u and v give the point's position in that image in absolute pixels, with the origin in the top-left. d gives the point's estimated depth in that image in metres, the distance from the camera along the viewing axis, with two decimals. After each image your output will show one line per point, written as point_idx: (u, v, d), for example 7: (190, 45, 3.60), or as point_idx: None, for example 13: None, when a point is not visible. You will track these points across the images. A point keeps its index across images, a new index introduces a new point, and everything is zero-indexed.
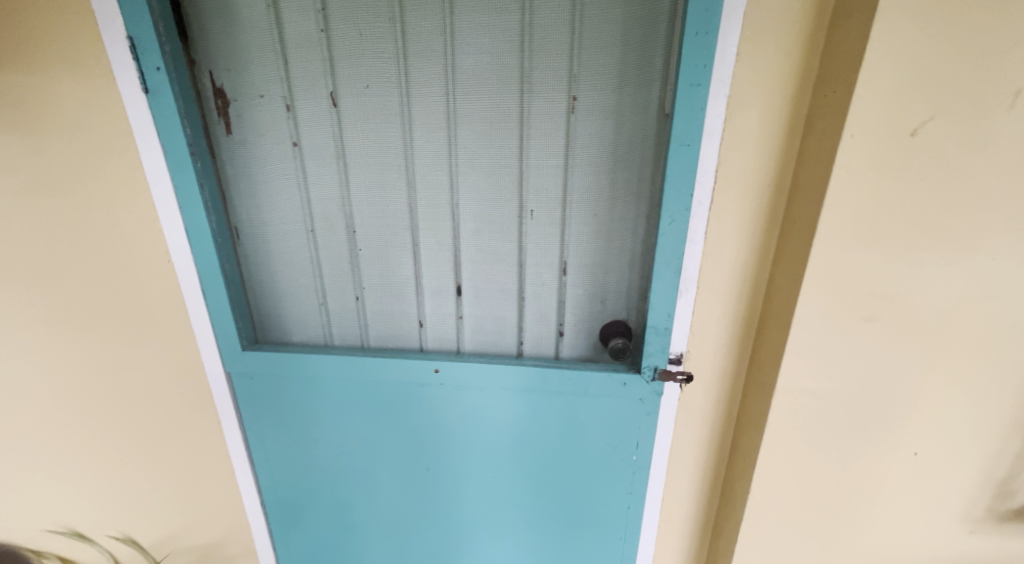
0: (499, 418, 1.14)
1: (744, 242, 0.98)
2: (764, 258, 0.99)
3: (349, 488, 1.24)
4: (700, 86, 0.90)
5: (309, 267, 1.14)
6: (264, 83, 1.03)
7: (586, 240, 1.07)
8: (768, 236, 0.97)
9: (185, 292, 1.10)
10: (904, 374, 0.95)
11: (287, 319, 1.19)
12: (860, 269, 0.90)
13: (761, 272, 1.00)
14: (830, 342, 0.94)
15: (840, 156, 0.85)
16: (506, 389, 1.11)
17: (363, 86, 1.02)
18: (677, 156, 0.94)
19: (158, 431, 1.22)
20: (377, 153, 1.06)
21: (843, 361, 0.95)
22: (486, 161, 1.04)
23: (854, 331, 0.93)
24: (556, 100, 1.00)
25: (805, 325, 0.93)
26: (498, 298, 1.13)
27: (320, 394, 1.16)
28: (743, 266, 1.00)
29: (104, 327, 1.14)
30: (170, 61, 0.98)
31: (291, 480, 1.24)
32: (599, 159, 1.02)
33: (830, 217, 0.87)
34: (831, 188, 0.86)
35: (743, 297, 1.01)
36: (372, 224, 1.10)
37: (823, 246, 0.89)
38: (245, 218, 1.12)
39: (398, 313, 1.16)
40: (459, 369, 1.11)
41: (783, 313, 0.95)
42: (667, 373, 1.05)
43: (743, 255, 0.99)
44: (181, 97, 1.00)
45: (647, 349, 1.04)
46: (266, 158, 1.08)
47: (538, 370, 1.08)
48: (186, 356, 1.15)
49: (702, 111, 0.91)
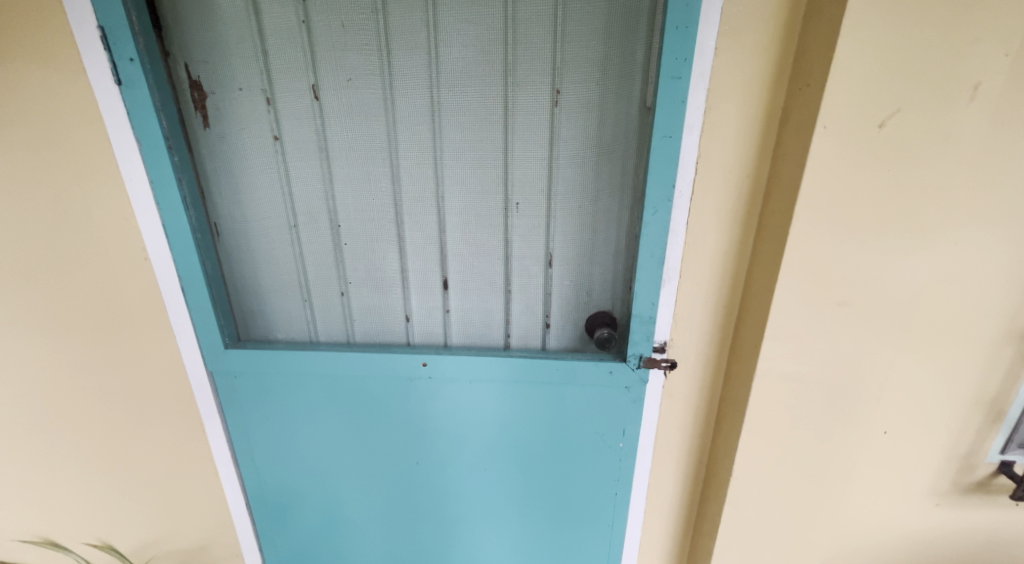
0: (487, 411, 1.15)
1: (724, 231, 1.01)
2: (742, 247, 1.02)
3: (336, 485, 1.23)
4: (681, 79, 0.92)
5: (293, 263, 1.13)
6: (243, 76, 1.02)
7: (572, 232, 1.09)
8: (747, 226, 1.01)
9: (164, 291, 1.07)
10: (876, 356, 1.00)
11: (270, 317, 1.17)
12: (835, 256, 0.93)
13: (741, 261, 1.03)
14: (808, 326, 0.98)
15: (815, 148, 0.88)
16: (494, 381, 1.12)
17: (346, 80, 1.01)
18: (660, 148, 0.96)
19: (137, 434, 1.19)
20: (361, 146, 1.05)
21: (821, 344, 0.99)
22: (471, 154, 1.05)
23: (830, 316, 0.97)
24: (540, 93, 1.01)
25: (783, 311, 0.97)
26: (485, 291, 1.13)
27: (307, 391, 1.14)
28: (723, 255, 1.03)
29: (78, 328, 1.10)
30: (145, 52, 0.95)
31: (278, 479, 1.22)
32: (583, 151, 1.04)
33: (807, 206, 0.91)
34: (807, 177, 0.89)
35: (723, 285, 1.04)
36: (357, 219, 1.10)
37: (800, 234, 0.92)
38: (225, 214, 1.10)
39: (383, 307, 1.16)
40: (447, 361, 1.11)
41: (761, 300, 0.99)
42: (651, 361, 1.08)
43: (723, 244, 1.02)
44: (156, 90, 0.97)
45: (632, 337, 1.06)
46: (246, 152, 1.06)
47: (526, 361, 1.09)
48: (165, 356, 1.12)
49: (683, 104, 0.94)
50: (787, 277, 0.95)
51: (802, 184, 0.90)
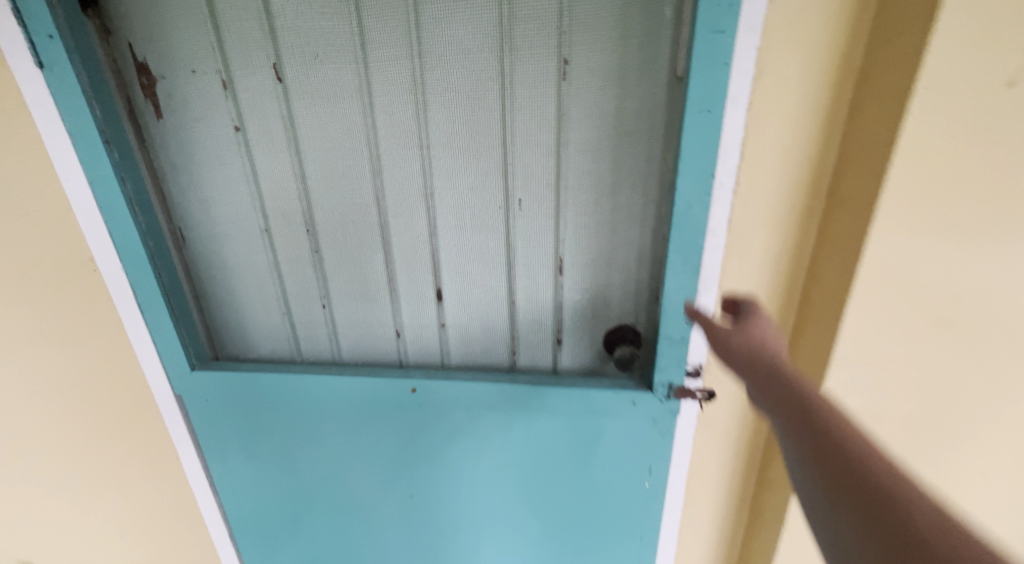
0: (487, 443, 0.98)
1: (779, 225, 0.83)
2: (801, 245, 0.84)
3: (324, 518, 1.09)
4: (723, 35, 0.71)
5: (267, 271, 0.99)
6: (195, 55, 0.87)
7: (585, 232, 0.90)
8: (808, 219, 0.82)
9: (119, 308, 0.92)
10: (969, 378, 0.81)
11: (246, 332, 1.03)
12: (923, 260, 0.75)
13: (800, 261, 0.85)
14: (885, 343, 0.80)
15: (912, 119, 0.68)
16: (495, 410, 0.95)
17: (312, 57, 0.85)
18: (695, 126, 0.75)
19: (109, 461, 1.08)
20: (335, 136, 0.89)
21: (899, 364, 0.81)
22: (464, 141, 0.87)
23: (912, 331, 0.79)
24: (543, 64, 0.82)
25: (856, 330, 0.79)
26: (486, 303, 0.97)
27: (283, 419, 1.00)
28: (777, 255, 0.85)
29: (36, 350, 0.98)
30: (67, 26, 0.79)
31: (259, 512, 1.09)
32: (598, 133, 0.85)
33: (894, 196, 0.72)
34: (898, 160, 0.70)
35: (777, 289, 0.87)
36: (335, 220, 0.94)
37: (883, 230, 0.73)
38: (188, 216, 0.96)
39: (371, 321, 1.01)
40: (439, 387, 0.95)
41: (825, 312, 0.82)
42: (684, 391, 0.88)
43: (777, 242, 0.84)
44: (86, 72, 0.81)
45: (660, 362, 0.87)
46: (206, 146, 0.92)
47: (532, 388, 0.92)
48: (128, 379, 0.99)
49: (727, 66, 0.72)
50: (863, 287, 0.76)
51: (891, 168, 0.70)
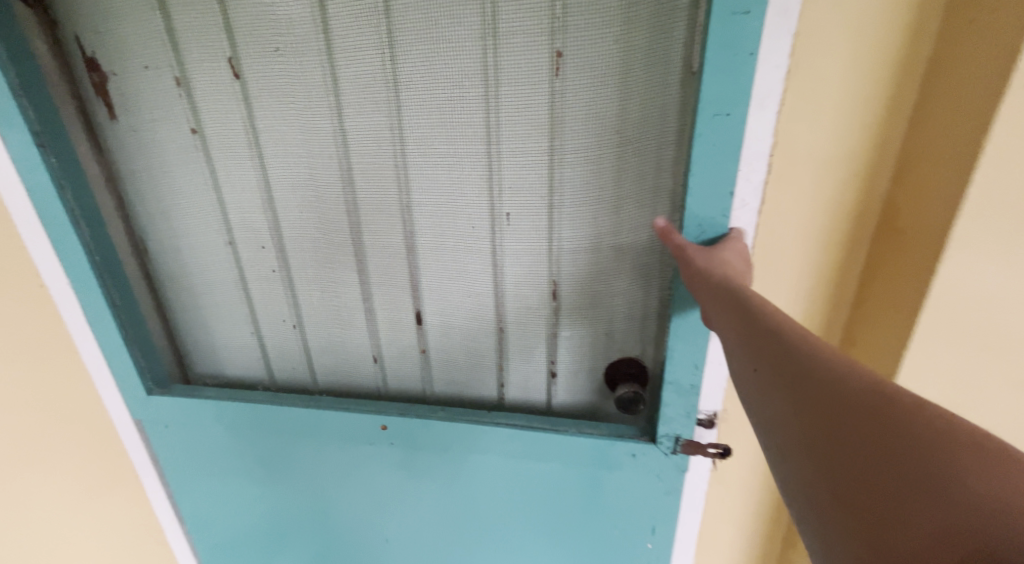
0: (467, 487, 0.87)
1: (819, 249, 0.70)
2: (845, 272, 0.72)
3: (297, 552, 1.02)
4: (749, 16, 0.57)
5: (235, 288, 0.90)
6: (146, 49, 0.78)
7: (583, 254, 0.78)
8: (859, 241, 0.70)
9: (70, 326, 0.87)
10: None
11: (217, 351, 0.96)
12: (1000, 295, 0.63)
13: (846, 289, 0.73)
14: (948, 385, 0.69)
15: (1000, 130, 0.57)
16: (474, 453, 0.84)
17: (273, 51, 0.75)
18: (707, 133, 0.61)
19: (66, 496, 0.99)
20: (302, 140, 0.79)
21: (959, 403, 0.70)
22: (444, 149, 0.76)
23: (979, 373, 0.68)
24: (533, 58, 0.69)
25: (916, 370, 0.68)
26: (471, 329, 0.85)
27: (248, 447, 0.92)
28: (815, 284, 0.73)
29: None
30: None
31: (229, 542, 1.02)
32: (597, 140, 0.71)
33: (972, 219, 0.60)
34: (982, 172, 0.58)
35: (816, 322, 0.75)
36: (307, 237, 0.84)
37: (959, 256, 0.62)
38: (149, 227, 0.88)
39: (346, 345, 0.91)
40: (412, 426, 0.84)
41: (877, 347, 0.71)
42: (693, 446, 0.74)
43: (816, 269, 0.72)
44: (16, 67, 0.74)
45: (665, 413, 0.74)
46: (162, 151, 0.83)
47: (515, 433, 0.80)
48: (84, 398, 0.93)
49: (752, 59, 0.58)
50: (930, 321, 0.65)
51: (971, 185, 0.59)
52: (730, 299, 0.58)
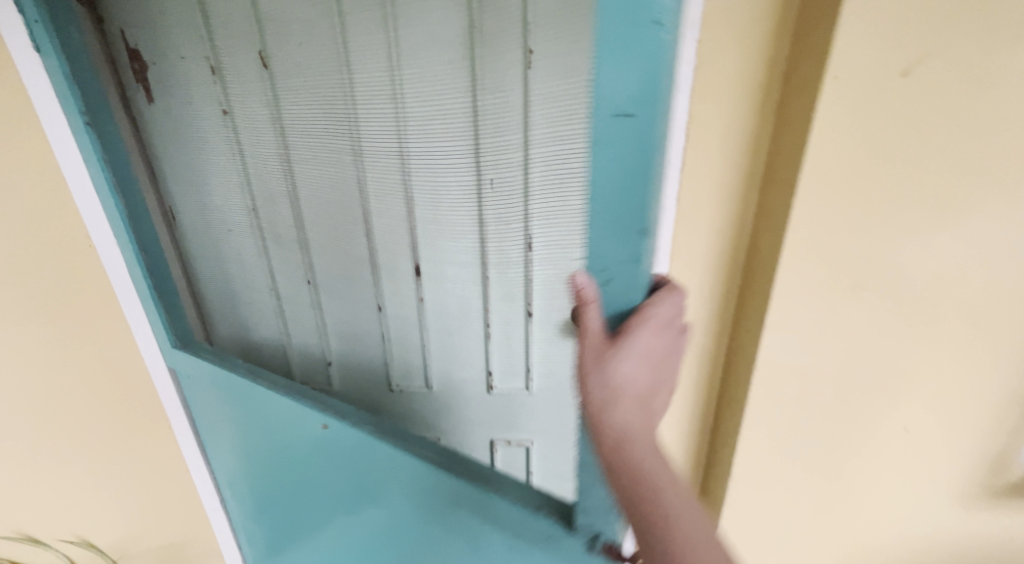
0: (394, 501, 0.94)
1: (722, 206, 0.90)
2: (741, 224, 0.90)
3: (282, 510, 1.15)
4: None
5: (257, 250, 1.08)
6: (186, 43, 0.93)
7: (553, 220, 0.93)
8: (749, 198, 0.88)
9: (114, 283, 1.02)
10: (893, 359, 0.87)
11: (242, 304, 1.16)
12: (845, 242, 0.80)
13: (743, 236, 0.91)
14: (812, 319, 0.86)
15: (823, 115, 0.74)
16: (393, 472, 0.90)
17: (296, 45, 0.89)
18: (609, 128, 0.52)
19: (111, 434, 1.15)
20: (320, 124, 0.94)
21: (824, 335, 0.87)
22: (439, 128, 0.90)
23: (838, 307, 0.84)
24: (508, 60, 0.84)
25: (782, 302, 0.85)
26: (462, 275, 1.04)
27: (238, 411, 1.06)
28: (721, 234, 0.92)
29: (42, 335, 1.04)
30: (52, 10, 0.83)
31: (236, 482, 1.19)
32: (557, 134, 0.85)
33: (815, 179, 0.77)
34: (811, 147, 0.76)
35: (722, 266, 0.94)
36: (322, 207, 1.01)
37: (807, 208, 0.79)
38: (182, 199, 1.07)
39: (355, 298, 1.10)
40: (339, 430, 0.92)
41: (759, 284, 0.88)
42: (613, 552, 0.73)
43: (722, 221, 0.91)
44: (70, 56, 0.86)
45: (586, 509, 0.72)
46: (199, 130, 0.99)
47: (426, 467, 0.85)
48: (125, 348, 1.09)
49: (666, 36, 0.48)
50: (789, 264, 0.83)
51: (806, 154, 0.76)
52: (624, 477, 0.60)
